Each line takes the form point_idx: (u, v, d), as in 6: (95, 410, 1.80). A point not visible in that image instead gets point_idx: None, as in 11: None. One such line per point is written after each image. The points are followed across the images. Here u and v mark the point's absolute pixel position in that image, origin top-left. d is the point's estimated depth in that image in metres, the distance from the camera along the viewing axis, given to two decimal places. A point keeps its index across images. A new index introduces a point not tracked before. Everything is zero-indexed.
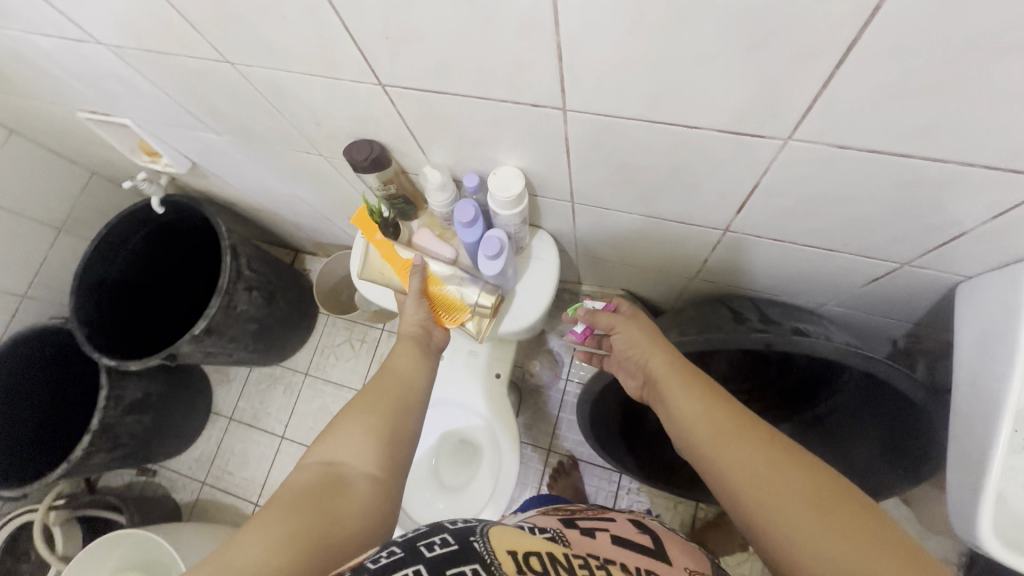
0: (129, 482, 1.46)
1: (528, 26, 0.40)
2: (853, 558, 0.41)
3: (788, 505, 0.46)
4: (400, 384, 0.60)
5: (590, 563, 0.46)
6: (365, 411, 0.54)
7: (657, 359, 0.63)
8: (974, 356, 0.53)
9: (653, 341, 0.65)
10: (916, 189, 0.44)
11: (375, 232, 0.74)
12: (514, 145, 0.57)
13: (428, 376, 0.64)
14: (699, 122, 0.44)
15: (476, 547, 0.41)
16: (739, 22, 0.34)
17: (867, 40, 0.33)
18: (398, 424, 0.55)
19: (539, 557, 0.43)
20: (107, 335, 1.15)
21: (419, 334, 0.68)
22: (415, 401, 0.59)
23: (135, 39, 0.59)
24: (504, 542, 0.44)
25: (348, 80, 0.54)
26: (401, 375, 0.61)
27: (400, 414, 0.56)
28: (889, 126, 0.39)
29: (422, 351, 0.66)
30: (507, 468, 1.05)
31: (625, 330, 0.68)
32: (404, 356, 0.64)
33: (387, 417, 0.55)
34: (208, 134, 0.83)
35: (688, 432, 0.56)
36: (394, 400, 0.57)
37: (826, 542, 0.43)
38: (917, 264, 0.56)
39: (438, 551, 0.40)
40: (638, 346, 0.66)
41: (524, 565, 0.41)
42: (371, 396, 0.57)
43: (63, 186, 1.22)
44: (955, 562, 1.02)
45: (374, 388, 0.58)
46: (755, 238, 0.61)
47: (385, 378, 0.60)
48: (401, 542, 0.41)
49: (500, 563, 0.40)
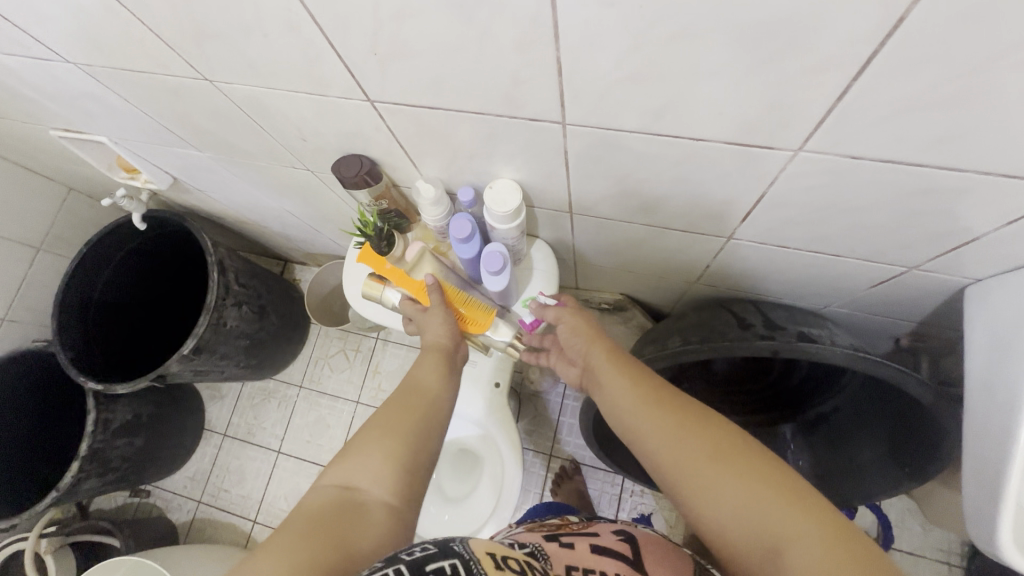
0: (122, 504, 1.42)
1: (526, 41, 0.38)
2: (767, 509, 0.42)
3: (708, 470, 0.46)
4: (423, 402, 0.58)
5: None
6: (384, 434, 0.52)
7: (593, 348, 0.62)
8: (989, 361, 0.52)
9: (591, 330, 0.64)
10: (928, 197, 0.43)
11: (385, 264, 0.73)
12: (510, 158, 0.55)
13: (450, 395, 0.61)
14: (706, 135, 0.43)
15: (455, 548, 0.39)
16: (750, 35, 0.32)
17: (886, 52, 0.31)
18: (418, 448, 0.53)
19: (517, 560, 0.42)
20: (92, 357, 1.11)
21: (444, 347, 0.66)
22: (437, 422, 0.57)
23: (108, 58, 0.56)
24: (482, 544, 0.42)
25: (335, 96, 0.51)
26: (424, 393, 0.59)
27: (422, 436, 0.54)
28: (905, 138, 0.37)
29: (447, 366, 0.64)
30: (509, 481, 1.03)
31: (569, 320, 0.67)
32: (424, 369, 0.62)
33: (407, 441, 0.52)
34: (189, 151, 0.80)
35: (623, 417, 0.55)
36: (414, 423, 0.54)
37: (743, 499, 0.43)
38: (925, 269, 0.55)
39: (415, 554, 0.38)
40: (579, 335, 0.64)
41: (503, 564, 0.40)
42: (391, 415, 0.54)
43: (40, 204, 1.18)
44: (958, 552, 1.02)
45: (394, 406, 0.56)
46: (759, 245, 0.60)
47: (408, 396, 0.58)
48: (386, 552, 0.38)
49: (479, 560, 0.38)
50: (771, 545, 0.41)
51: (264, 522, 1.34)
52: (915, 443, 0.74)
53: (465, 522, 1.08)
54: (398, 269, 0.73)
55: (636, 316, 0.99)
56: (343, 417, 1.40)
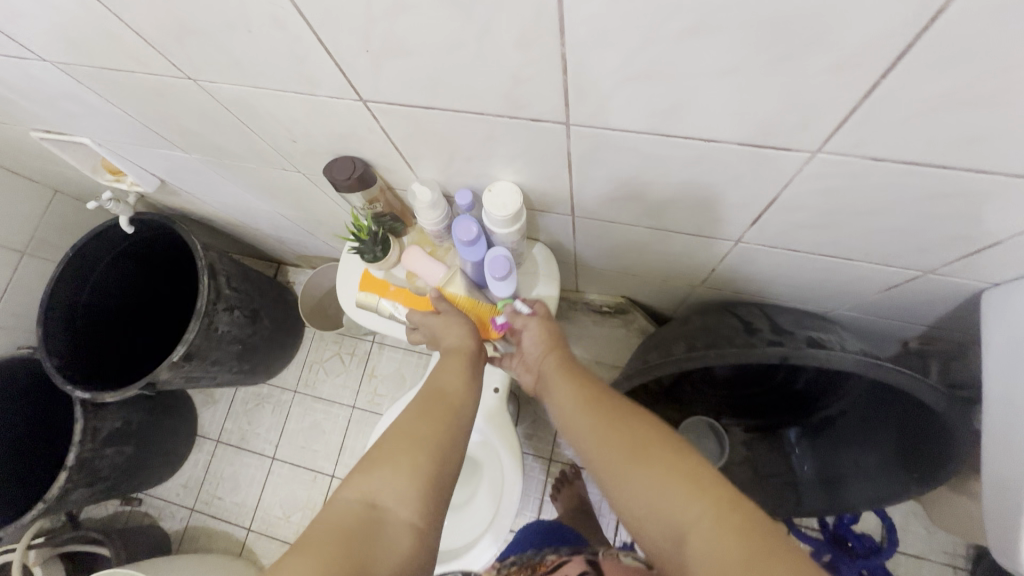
0: (113, 513, 1.39)
1: (529, 36, 0.35)
2: (677, 500, 0.44)
3: (631, 467, 0.48)
4: (449, 411, 0.55)
5: None
6: (411, 447, 0.49)
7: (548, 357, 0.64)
8: (1010, 368, 0.50)
9: (550, 338, 0.66)
10: (950, 201, 0.41)
11: (389, 287, 0.73)
12: (510, 160, 0.53)
13: (476, 404, 0.59)
14: (718, 136, 0.40)
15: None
16: (772, 28, 0.30)
17: (921, 45, 0.29)
18: (444, 462, 0.50)
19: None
20: (79, 365, 1.08)
21: (471, 351, 0.63)
22: (463, 431, 0.54)
23: (86, 55, 0.53)
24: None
25: (327, 97, 0.49)
26: (449, 402, 0.56)
27: (448, 449, 0.51)
28: (931, 139, 0.35)
29: (472, 370, 0.62)
30: (510, 487, 0.99)
31: (534, 334, 0.66)
32: (449, 374, 0.59)
33: (435, 456, 0.49)
34: (175, 153, 0.77)
35: (566, 421, 0.58)
36: (442, 437, 0.52)
37: (659, 493, 0.45)
38: (941, 273, 0.53)
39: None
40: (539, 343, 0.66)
41: None
42: (417, 425, 0.52)
43: (24, 207, 1.15)
44: (963, 555, 1.01)
45: (421, 415, 0.53)
46: (768, 249, 0.58)
47: (435, 404, 0.55)
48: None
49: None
50: (678, 532, 0.44)
51: (259, 530, 1.31)
52: (924, 449, 0.72)
53: (464, 530, 1.05)
54: (403, 288, 0.73)
55: (637, 319, 0.96)
56: (338, 421, 1.37)
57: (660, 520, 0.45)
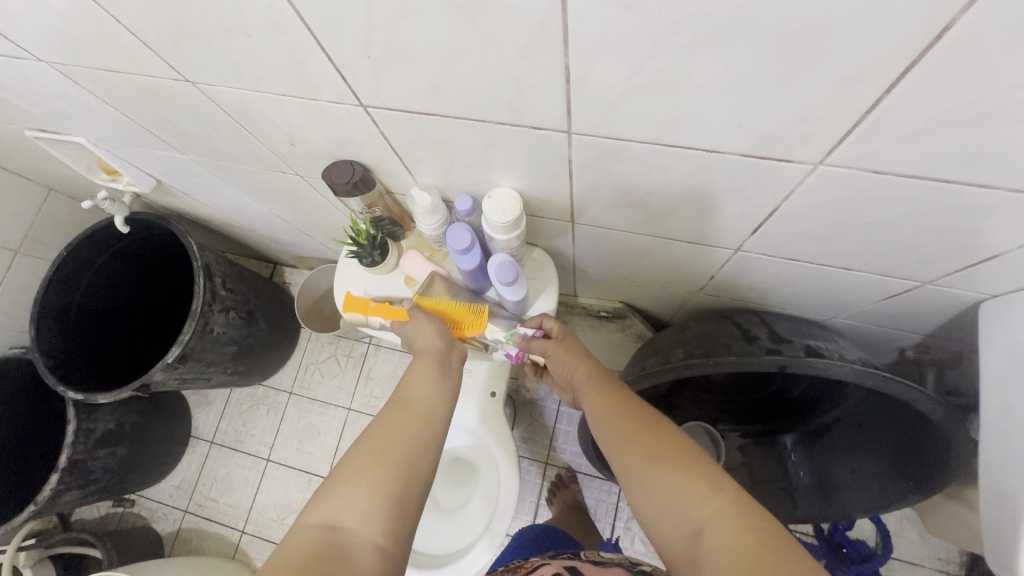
0: (105, 514, 1.38)
1: (534, 46, 0.35)
2: (694, 497, 0.45)
3: (650, 467, 0.49)
4: (415, 418, 0.54)
5: None
6: (374, 462, 0.48)
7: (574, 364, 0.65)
8: (1006, 381, 0.50)
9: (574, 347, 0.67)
10: (950, 215, 0.41)
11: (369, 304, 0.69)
12: (511, 167, 0.53)
13: (446, 409, 0.57)
14: (720, 147, 0.40)
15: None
16: (777, 43, 0.30)
17: (926, 63, 0.29)
18: (409, 475, 0.49)
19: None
20: (73, 365, 1.07)
21: (438, 349, 0.62)
22: (432, 439, 0.53)
23: (82, 57, 0.53)
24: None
25: (326, 101, 0.48)
26: (415, 409, 0.54)
27: (414, 459, 0.50)
28: (934, 154, 0.35)
29: (441, 374, 0.60)
30: (506, 490, 0.98)
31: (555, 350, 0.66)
32: (416, 379, 0.57)
33: (399, 469, 0.48)
34: (171, 154, 0.76)
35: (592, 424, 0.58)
36: (407, 448, 0.50)
37: (677, 492, 0.46)
38: (939, 284, 0.53)
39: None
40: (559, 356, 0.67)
41: None
42: (383, 436, 0.51)
43: (17, 206, 1.13)
44: (957, 561, 1.01)
45: (387, 427, 0.52)
46: (767, 258, 0.58)
47: (400, 414, 0.53)
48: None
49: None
50: (694, 529, 0.44)
51: (252, 532, 1.31)
52: (919, 459, 0.72)
53: (459, 535, 1.05)
54: (383, 304, 0.69)
55: (635, 325, 0.96)
56: (334, 423, 1.37)
57: (678, 517, 0.45)
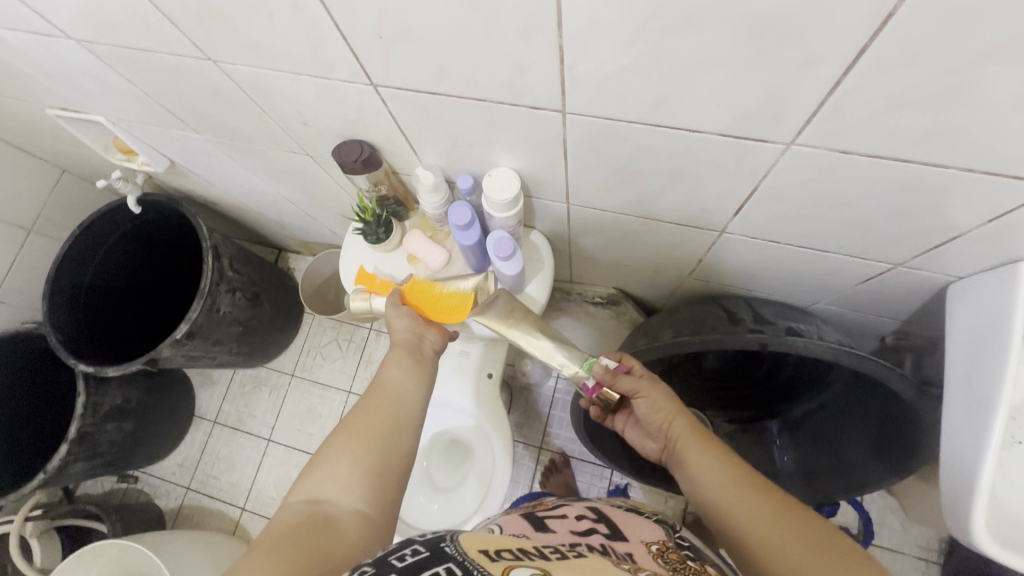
0: (109, 490, 1.42)
1: (530, 28, 0.38)
2: None
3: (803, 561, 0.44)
4: (389, 403, 0.56)
5: (560, 548, 0.44)
6: (354, 439, 0.51)
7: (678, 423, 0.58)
8: (967, 355, 0.54)
9: (674, 400, 0.60)
10: (912, 194, 0.45)
11: (375, 279, 0.75)
12: (511, 147, 0.56)
13: (421, 391, 0.59)
14: (701, 126, 0.44)
15: (448, 551, 0.37)
16: (748, 27, 0.34)
17: (876, 46, 0.33)
18: (387, 453, 0.52)
19: (511, 550, 0.40)
20: (83, 341, 1.11)
21: (410, 340, 0.64)
22: (408, 420, 0.56)
23: (110, 35, 0.56)
24: (474, 544, 0.40)
25: (338, 79, 0.52)
26: (390, 392, 0.57)
27: (390, 438, 0.53)
28: (895, 133, 0.39)
29: (415, 360, 0.62)
30: (499, 473, 1.03)
31: (649, 398, 0.59)
32: (393, 368, 0.60)
33: (376, 443, 0.51)
34: (188, 133, 0.80)
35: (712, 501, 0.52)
36: (384, 425, 0.53)
37: None
38: (910, 266, 0.57)
39: (409, 560, 0.36)
40: (659, 409, 0.59)
41: (497, 556, 0.38)
42: (361, 421, 0.53)
43: (33, 185, 1.17)
44: (936, 549, 1.04)
45: (366, 410, 0.54)
46: (751, 240, 0.61)
47: (371, 400, 0.56)
48: (372, 560, 0.36)
49: (473, 559, 0.36)
50: None
51: (252, 510, 1.34)
52: (894, 438, 0.75)
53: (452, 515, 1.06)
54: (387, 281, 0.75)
55: (628, 311, 1.01)
56: (334, 405, 1.40)
57: None
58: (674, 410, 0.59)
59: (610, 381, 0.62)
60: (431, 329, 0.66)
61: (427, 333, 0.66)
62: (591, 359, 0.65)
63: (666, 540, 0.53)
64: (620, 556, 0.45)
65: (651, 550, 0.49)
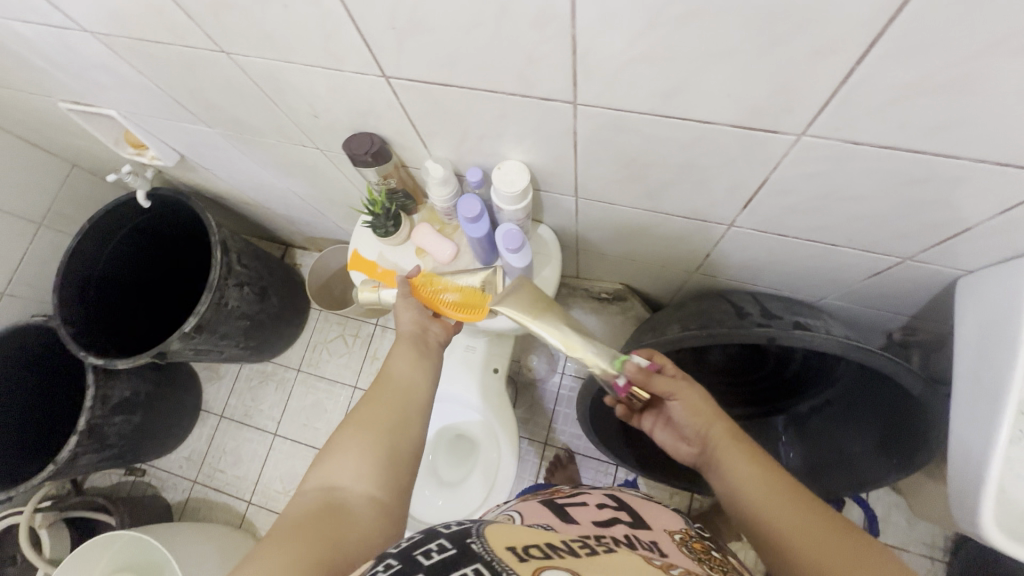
0: (117, 482, 1.43)
1: (543, 19, 0.39)
2: None
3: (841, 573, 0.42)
4: (398, 393, 0.56)
5: (590, 543, 0.42)
6: (365, 428, 0.51)
7: (717, 428, 0.56)
8: (975, 349, 0.54)
9: (713, 405, 0.58)
10: (923, 186, 0.45)
11: (376, 267, 0.76)
12: (520, 140, 0.56)
13: (429, 380, 0.59)
14: (712, 118, 0.44)
15: (475, 549, 0.36)
16: (759, 17, 0.34)
17: (889, 36, 0.33)
18: (398, 441, 0.52)
19: (539, 546, 0.39)
20: (92, 334, 1.11)
21: (413, 333, 0.63)
22: (418, 408, 0.56)
23: (125, 27, 0.57)
24: (501, 539, 0.39)
25: (350, 71, 0.52)
26: (399, 381, 0.57)
27: (400, 426, 0.53)
28: (906, 124, 0.39)
29: (421, 353, 0.61)
30: (504, 468, 1.03)
31: (686, 400, 0.58)
32: (401, 360, 0.59)
33: (387, 432, 0.52)
34: (198, 127, 0.81)
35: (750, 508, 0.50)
36: (394, 414, 0.53)
37: None
38: (919, 259, 0.57)
39: (436, 557, 0.35)
40: (696, 412, 0.57)
41: (525, 555, 0.37)
42: (371, 410, 0.53)
43: (44, 179, 1.18)
44: (942, 547, 1.03)
45: (377, 400, 0.54)
46: (759, 234, 0.61)
47: (380, 389, 0.56)
48: (397, 552, 0.36)
49: (502, 557, 0.35)
50: None
51: (258, 503, 1.35)
52: (900, 432, 0.75)
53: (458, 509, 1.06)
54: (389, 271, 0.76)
55: (634, 307, 1.01)
56: (340, 400, 1.41)
57: None
58: (711, 412, 0.57)
59: (642, 380, 0.59)
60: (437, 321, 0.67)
61: (432, 325, 0.66)
62: (621, 358, 0.62)
63: (686, 529, 0.56)
64: (647, 550, 0.46)
65: (675, 538, 0.51)
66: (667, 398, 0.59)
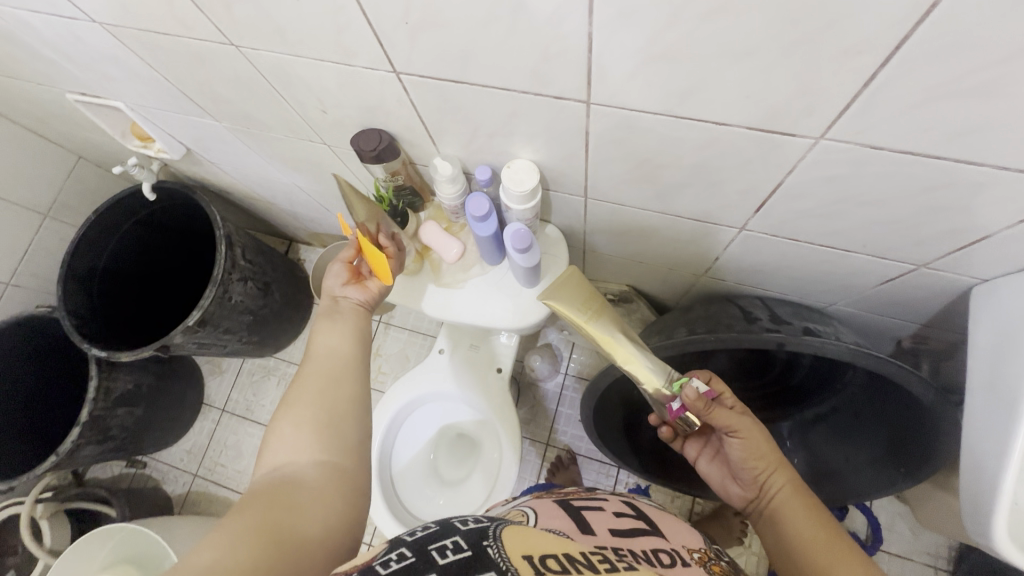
0: (118, 474, 1.43)
1: (559, 15, 0.38)
2: None
3: None
4: (328, 368, 0.55)
5: (610, 558, 0.41)
6: (297, 406, 0.51)
7: (778, 476, 0.59)
8: (991, 356, 0.53)
9: (779, 454, 0.60)
10: (944, 192, 0.44)
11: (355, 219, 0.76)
12: (530, 139, 0.56)
13: (354, 341, 0.59)
14: (727, 119, 0.43)
15: (490, 554, 0.35)
16: (782, 16, 0.33)
17: (918, 37, 0.32)
18: (333, 407, 0.52)
19: (557, 557, 0.37)
20: (94, 326, 1.11)
21: (325, 304, 0.62)
22: (347, 372, 0.56)
23: (133, 16, 0.56)
24: (518, 546, 0.38)
25: (361, 66, 0.52)
26: (326, 356, 0.57)
27: (332, 392, 0.53)
28: (927, 130, 0.38)
29: (342, 320, 0.60)
30: (506, 467, 0.99)
31: (751, 442, 0.60)
32: (322, 334, 0.58)
33: (320, 403, 0.52)
34: (205, 120, 0.80)
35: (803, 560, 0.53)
36: (326, 381, 0.54)
37: None
38: (933, 267, 0.56)
39: (450, 557, 0.35)
40: (763, 461, 0.60)
41: (542, 568, 0.35)
42: (303, 389, 0.53)
43: (50, 170, 1.18)
44: (944, 557, 1.02)
45: (305, 380, 0.54)
46: (770, 238, 0.61)
47: (308, 369, 0.55)
48: (411, 544, 0.37)
49: (516, 568, 0.34)
50: None
51: None
52: (909, 442, 0.73)
53: (458, 508, 1.06)
54: None
55: (640, 309, 0.99)
56: None
57: None
58: (772, 458, 0.60)
59: (701, 408, 0.61)
60: (374, 278, 0.65)
61: (368, 281, 0.64)
62: (681, 379, 0.64)
63: (704, 549, 0.56)
64: (664, 567, 0.45)
65: (693, 556, 0.52)
66: (730, 432, 0.61)
